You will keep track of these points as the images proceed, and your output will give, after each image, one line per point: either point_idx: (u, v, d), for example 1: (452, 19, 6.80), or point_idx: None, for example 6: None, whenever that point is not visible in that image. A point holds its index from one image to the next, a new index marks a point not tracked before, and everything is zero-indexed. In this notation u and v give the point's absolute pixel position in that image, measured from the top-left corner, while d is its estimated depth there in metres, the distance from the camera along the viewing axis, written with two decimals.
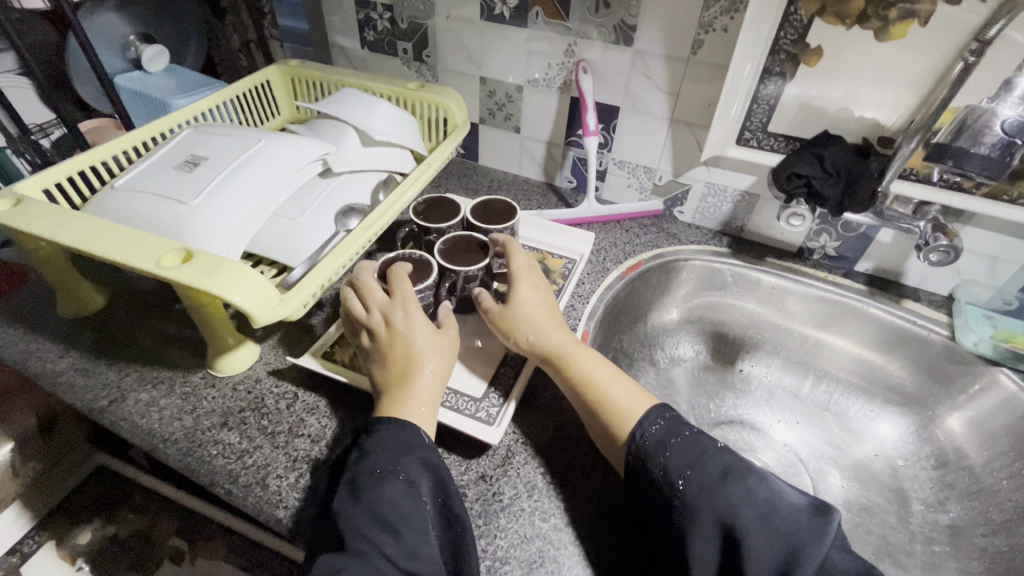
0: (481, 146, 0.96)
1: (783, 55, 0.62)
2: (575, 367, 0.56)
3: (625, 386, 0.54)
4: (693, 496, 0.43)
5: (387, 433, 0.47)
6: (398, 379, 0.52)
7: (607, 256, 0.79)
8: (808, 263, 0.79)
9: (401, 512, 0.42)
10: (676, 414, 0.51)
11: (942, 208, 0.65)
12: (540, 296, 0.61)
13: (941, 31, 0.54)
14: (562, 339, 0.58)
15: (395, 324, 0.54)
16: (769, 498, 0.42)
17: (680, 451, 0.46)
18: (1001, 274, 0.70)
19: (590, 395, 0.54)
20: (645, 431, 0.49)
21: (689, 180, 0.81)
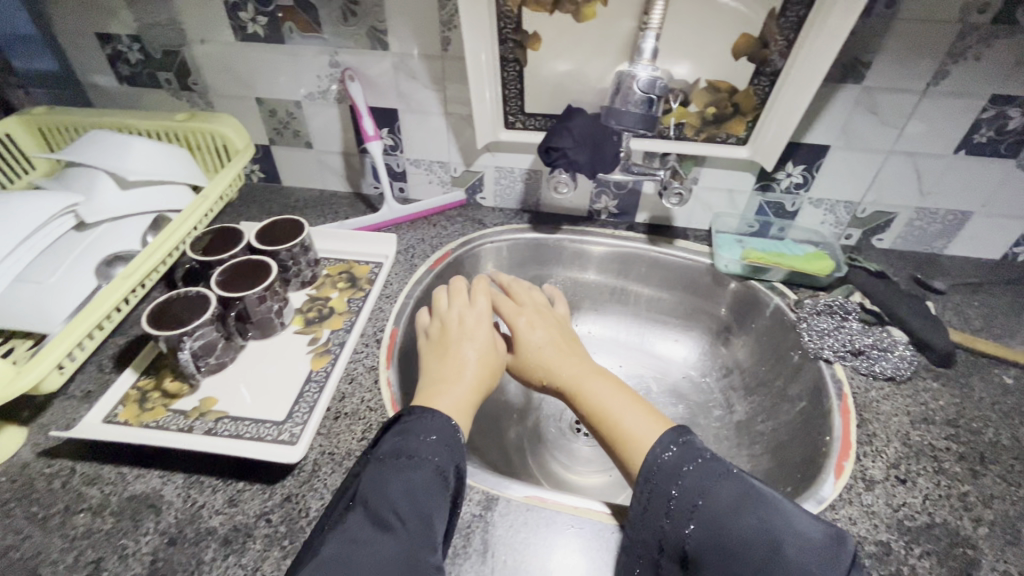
0: (280, 167, 0.94)
1: (511, 43, 0.68)
2: (590, 398, 0.58)
3: (639, 414, 0.55)
4: (702, 532, 0.43)
5: (420, 423, 0.50)
6: (441, 378, 0.58)
7: (415, 253, 0.81)
8: (598, 224, 0.87)
9: (414, 492, 0.45)
10: (688, 434, 0.50)
11: (678, 157, 0.76)
12: (546, 329, 0.66)
13: (623, 7, 0.63)
14: (577, 370, 0.61)
15: (449, 334, 0.62)
16: (776, 526, 0.42)
17: (694, 479, 0.46)
18: (740, 203, 0.82)
19: (606, 428, 0.55)
20: (658, 457, 0.48)
21: (479, 167, 0.86)
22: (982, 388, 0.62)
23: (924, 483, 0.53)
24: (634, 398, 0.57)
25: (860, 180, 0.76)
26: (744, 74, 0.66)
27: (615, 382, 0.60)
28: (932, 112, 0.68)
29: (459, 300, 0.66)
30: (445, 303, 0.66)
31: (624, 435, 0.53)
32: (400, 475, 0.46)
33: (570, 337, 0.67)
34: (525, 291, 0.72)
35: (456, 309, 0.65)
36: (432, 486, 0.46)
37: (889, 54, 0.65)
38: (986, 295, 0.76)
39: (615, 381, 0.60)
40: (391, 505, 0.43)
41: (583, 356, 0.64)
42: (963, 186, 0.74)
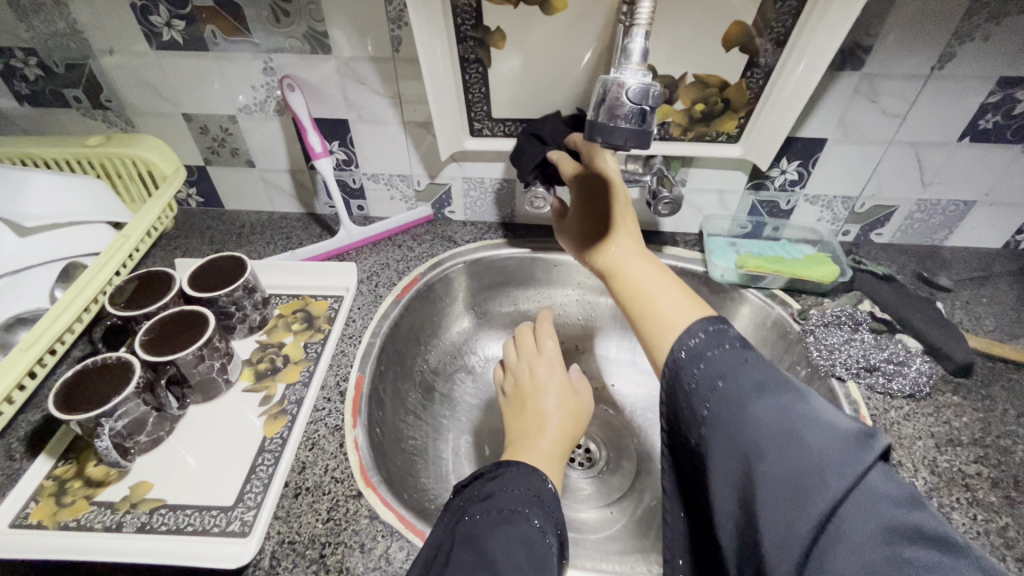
0: (220, 189, 0.83)
1: (471, 42, 0.59)
2: (628, 278, 0.54)
3: (678, 300, 0.49)
4: (713, 418, 0.37)
5: (502, 476, 0.48)
6: (522, 425, 0.58)
7: (379, 281, 0.73)
8: None
9: (514, 544, 0.41)
10: (721, 322, 0.43)
11: (664, 159, 0.68)
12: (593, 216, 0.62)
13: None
14: (621, 258, 0.56)
15: (523, 381, 0.63)
16: (797, 415, 0.33)
17: (719, 361, 0.39)
18: (731, 204, 0.76)
19: (639, 308, 0.51)
20: (683, 344, 0.42)
21: (445, 179, 0.78)
22: (1004, 399, 0.57)
23: (960, 518, 0.48)
24: (675, 284, 0.51)
25: (859, 173, 0.70)
26: (735, 67, 0.59)
27: (671, 279, 0.52)
28: (937, 98, 0.62)
29: (529, 350, 0.67)
30: (516, 353, 0.67)
31: (656, 317, 0.48)
32: (497, 527, 0.43)
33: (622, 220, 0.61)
34: None
35: (522, 361, 0.65)
36: (532, 542, 0.42)
37: (891, 37, 0.58)
38: (992, 289, 0.72)
39: (666, 274, 0.53)
40: (489, 561, 0.39)
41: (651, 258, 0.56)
42: (965, 175, 0.69)
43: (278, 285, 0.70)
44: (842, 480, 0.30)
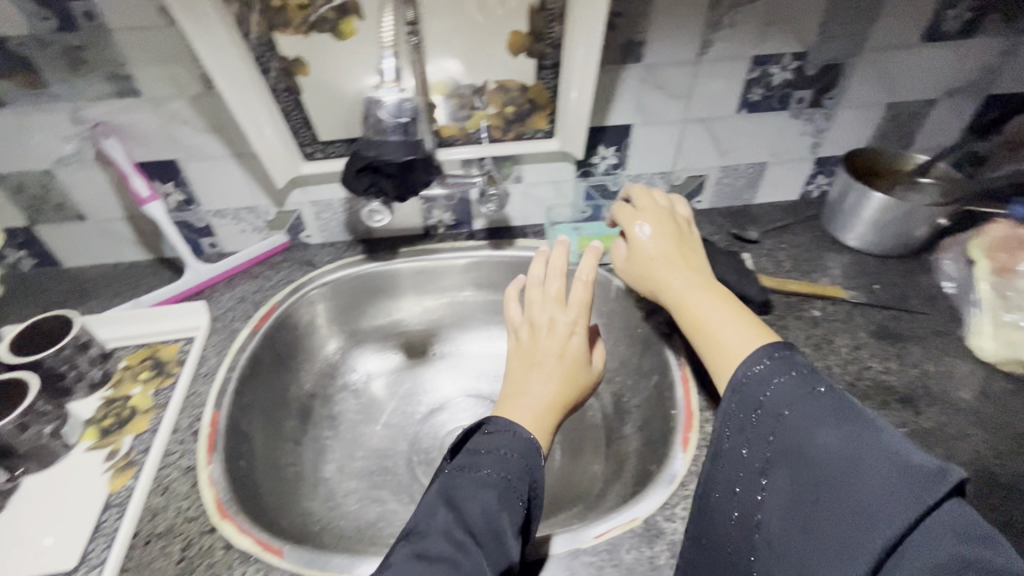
0: (54, 248, 0.79)
1: (276, 72, 0.61)
2: (687, 308, 0.54)
3: (744, 326, 0.50)
4: (788, 444, 0.40)
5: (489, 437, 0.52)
6: (537, 371, 0.58)
7: (235, 315, 0.72)
8: (435, 240, 0.84)
9: (489, 508, 0.45)
10: (788, 350, 0.45)
11: (492, 159, 0.75)
12: (657, 234, 0.60)
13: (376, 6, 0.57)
14: (677, 284, 0.56)
15: (526, 339, 0.60)
16: (875, 446, 0.36)
17: (784, 391, 0.42)
18: (568, 192, 0.83)
19: (701, 337, 0.52)
20: (747, 372, 0.44)
21: (293, 206, 0.79)
22: (797, 328, 0.67)
23: None
24: (738, 311, 0.52)
25: (667, 151, 0.79)
26: (528, 70, 0.65)
27: (739, 304, 0.53)
28: (709, 79, 0.72)
29: (551, 297, 0.61)
30: (534, 295, 0.62)
31: (719, 347, 0.49)
32: (476, 484, 0.47)
33: (678, 245, 0.60)
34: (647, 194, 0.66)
35: (536, 315, 0.61)
36: (507, 504, 0.46)
37: (657, 32, 0.67)
38: (791, 235, 0.83)
39: (727, 297, 0.54)
40: (461, 516, 0.44)
41: (700, 265, 0.58)
42: (752, 141, 0.80)
43: (121, 339, 0.68)
44: (910, 511, 0.33)
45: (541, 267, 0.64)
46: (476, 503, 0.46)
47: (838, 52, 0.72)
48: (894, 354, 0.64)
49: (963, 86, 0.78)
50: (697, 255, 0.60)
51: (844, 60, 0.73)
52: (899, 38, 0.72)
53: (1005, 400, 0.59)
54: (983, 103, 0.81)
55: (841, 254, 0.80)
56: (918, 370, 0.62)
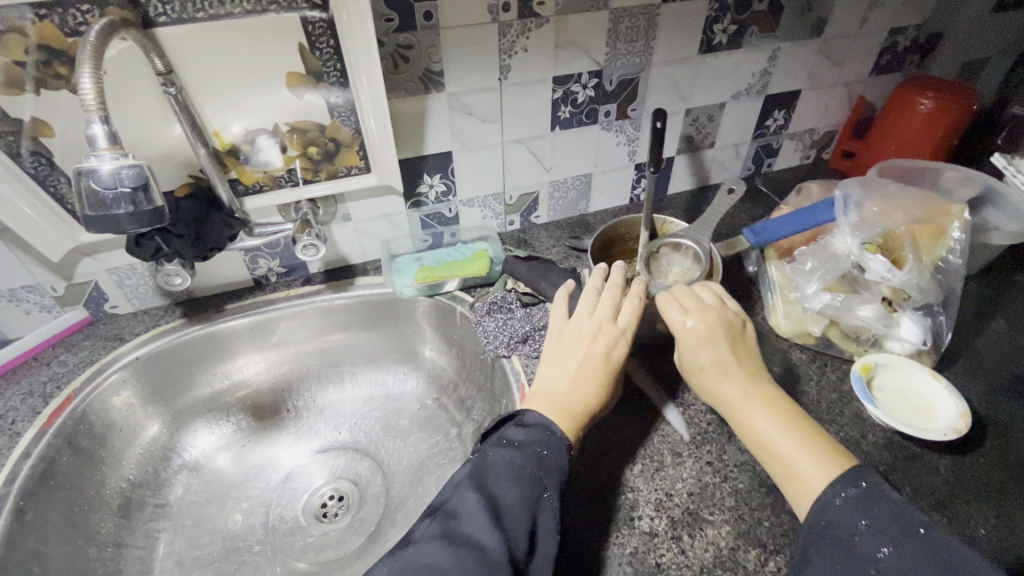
0: None
1: (12, 137, 0.53)
2: (754, 432, 0.50)
3: (815, 455, 0.46)
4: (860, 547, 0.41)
5: (520, 428, 0.51)
6: (572, 372, 0.56)
7: (18, 415, 0.62)
8: (268, 290, 0.79)
9: (518, 503, 0.46)
10: (871, 480, 0.44)
11: (309, 201, 0.71)
12: (711, 347, 0.54)
13: (128, 62, 0.52)
14: (735, 395, 0.52)
15: (580, 334, 0.58)
16: (957, 561, 0.38)
17: (884, 532, 0.41)
18: (404, 224, 0.81)
19: (772, 466, 0.49)
20: (836, 500, 0.43)
21: (85, 276, 0.69)
22: None
23: (593, 444, 0.58)
24: (806, 435, 0.48)
25: (493, 173, 0.80)
26: (319, 108, 0.63)
27: (801, 412, 0.51)
28: (514, 102, 0.74)
29: (597, 306, 0.59)
30: (588, 299, 0.60)
31: (795, 480, 0.46)
32: (508, 472, 0.48)
33: (733, 342, 0.54)
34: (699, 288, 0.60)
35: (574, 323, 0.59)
36: (534, 504, 0.47)
37: (452, 61, 0.67)
38: None
39: (792, 415, 0.50)
40: (500, 499, 0.46)
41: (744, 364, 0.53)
42: (573, 155, 0.84)
43: None
44: None
45: (597, 281, 0.62)
46: (507, 499, 0.46)
47: (630, 68, 0.77)
48: None
49: (744, 90, 0.87)
50: (749, 353, 0.55)
51: (637, 75, 0.78)
52: (680, 51, 0.78)
53: (801, 369, 0.66)
54: (764, 103, 0.91)
55: None
56: None
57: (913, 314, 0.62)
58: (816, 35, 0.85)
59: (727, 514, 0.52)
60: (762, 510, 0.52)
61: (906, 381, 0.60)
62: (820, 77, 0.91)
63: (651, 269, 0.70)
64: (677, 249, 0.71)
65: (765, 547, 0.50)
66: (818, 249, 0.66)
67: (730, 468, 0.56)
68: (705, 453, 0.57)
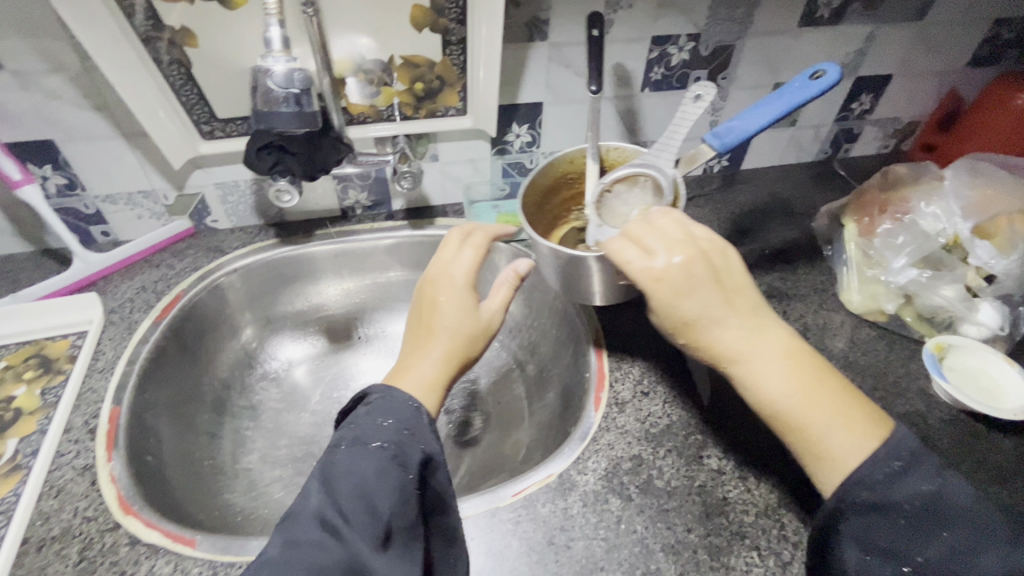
0: None
1: (161, 43, 0.57)
2: (765, 397, 0.44)
3: (843, 427, 0.42)
4: (901, 525, 0.39)
5: (389, 407, 0.45)
6: (432, 341, 0.50)
7: (135, 306, 0.68)
8: (353, 222, 0.83)
9: (372, 484, 0.39)
10: (920, 455, 0.40)
11: (406, 137, 0.74)
12: (700, 289, 0.45)
13: None
14: (741, 346, 0.45)
15: (433, 302, 0.51)
16: (980, 522, 0.38)
17: (927, 512, 0.39)
18: (485, 171, 0.84)
19: (795, 438, 0.44)
20: (880, 475, 0.40)
21: (194, 189, 0.74)
22: None
23: (664, 387, 0.61)
24: (824, 395, 0.44)
25: (578, 129, 0.82)
26: (433, 46, 0.65)
27: (809, 367, 0.45)
28: (611, 59, 0.75)
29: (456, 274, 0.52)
30: (469, 244, 0.54)
31: (825, 456, 0.42)
32: (379, 462, 0.41)
33: (716, 284, 0.46)
34: (649, 220, 0.48)
35: (463, 267, 0.53)
36: (389, 478, 0.40)
37: (560, 9, 0.68)
38: (695, 207, 0.88)
39: (809, 370, 0.45)
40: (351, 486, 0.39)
41: (741, 315, 0.46)
42: (656, 119, 0.85)
43: None
44: None
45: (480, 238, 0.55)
46: (374, 502, 0.38)
47: (727, 34, 0.77)
48: (780, 311, 0.71)
49: (835, 69, 0.86)
50: (745, 292, 0.47)
51: (732, 42, 0.79)
52: (780, 23, 0.78)
53: (870, 345, 0.67)
54: (853, 85, 0.90)
55: (740, 222, 0.86)
56: (800, 324, 0.70)
57: (995, 301, 0.64)
58: (918, 18, 0.83)
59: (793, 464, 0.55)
60: None
61: (978, 364, 0.61)
62: (915, 63, 0.89)
63: (603, 216, 0.56)
64: (634, 181, 0.56)
65: None
66: (906, 228, 0.68)
67: None
68: None
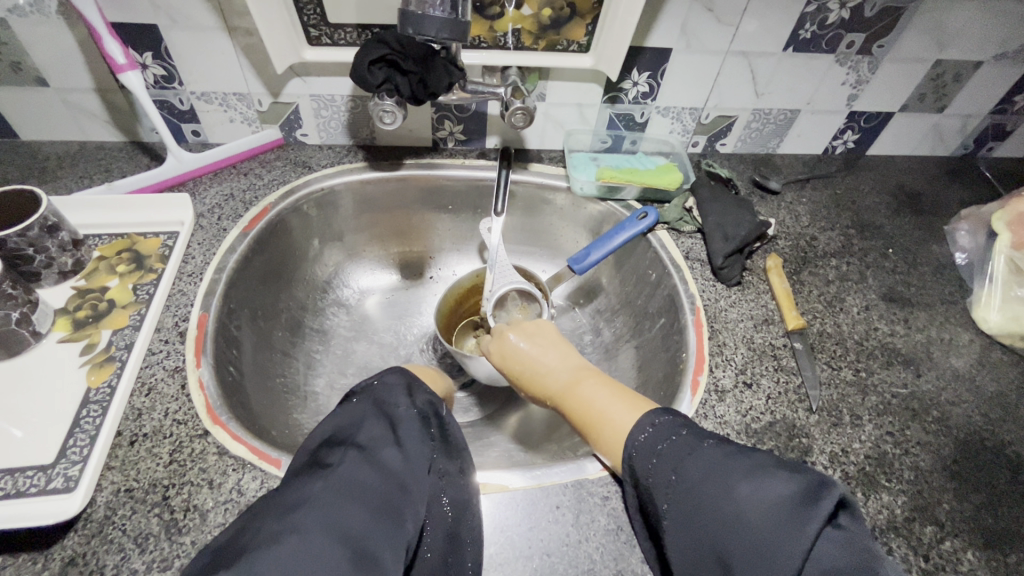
0: (7, 114, 0.68)
1: None
2: (577, 400, 0.50)
3: (625, 406, 0.47)
4: (675, 527, 0.38)
5: (390, 386, 0.45)
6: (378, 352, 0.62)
7: (223, 213, 0.66)
8: (444, 154, 0.77)
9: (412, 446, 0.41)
10: (672, 415, 0.44)
11: (519, 70, 0.67)
12: (528, 340, 0.55)
13: None
14: (562, 380, 0.52)
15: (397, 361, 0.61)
16: (742, 467, 0.37)
17: (688, 464, 0.39)
18: (590, 119, 0.77)
19: (593, 430, 0.47)
20: (635, 442, 0.43)
21: (290, 97, 0.70)
22: (807, 284, 0.66)
23: (769, 383, 0.56)
24: (626, 391, 0.49)
25: (702, 84, 0.74)
26: None
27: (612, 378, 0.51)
28: (762, 8, 0.66)
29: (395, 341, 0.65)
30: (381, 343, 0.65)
31: (606, 428, 0.46)
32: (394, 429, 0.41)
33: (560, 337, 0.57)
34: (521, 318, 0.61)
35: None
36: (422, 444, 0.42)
37: None
38: (811, 189, 0.80)
39: (601, 385, 0.50)
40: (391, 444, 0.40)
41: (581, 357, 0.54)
42: (791, 85, 0.75)
43: (80, 222, 0.62)
44: (794, 559, 0.32)
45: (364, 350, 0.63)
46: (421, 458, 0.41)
47: None
48: (902, 318, 0.64)
49: (1014, 51, 0.74)
50: (564, 348, 0.55)
51: (905, 5, 0.68)
52: None
53: (1001, 372, 0.60)
54: None
55: (862, 213, 0.77)
56: (923, 336, 0.63)
57: None
58: None
59: (904, 486, 0.50)
60: (944, 493, 0.50)
61: None
62: None
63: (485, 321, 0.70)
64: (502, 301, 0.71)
65: (942, 527, 0.48)
66: None
67: (911, 444, 0.53)
68: (886, 423, 0.54)
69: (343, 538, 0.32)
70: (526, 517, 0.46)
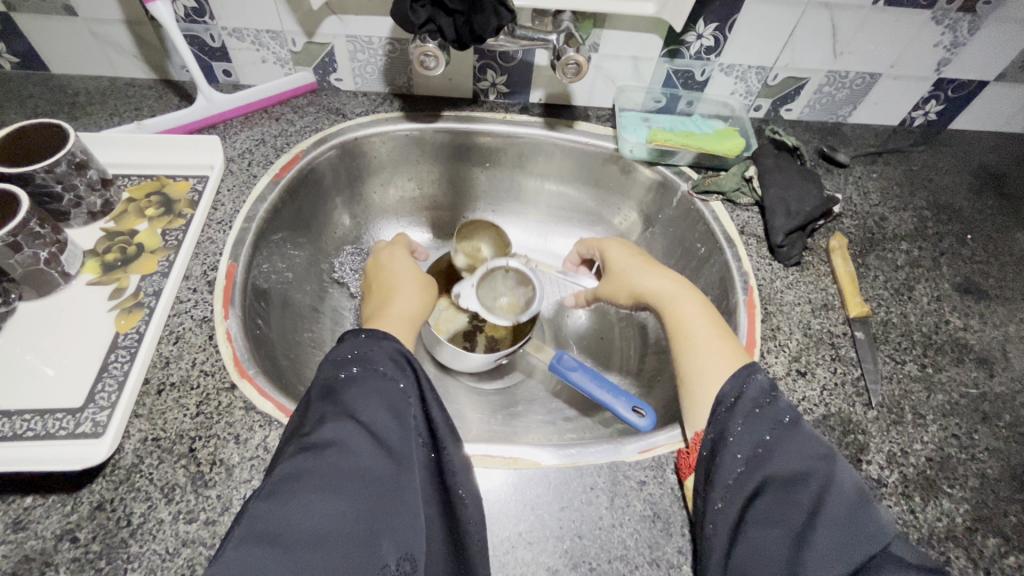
0: (36, 44, 0.66)
1: None
2: (677, 315, 0.52)
3: (722, 345, 0.47)
4: (744, 488, 0.38)
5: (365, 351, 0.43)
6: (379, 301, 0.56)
7: (253, 159, 0.63)
8: (484, 107, 0.72)
9: (389, 416, 0.38)
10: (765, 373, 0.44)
11: (573, 15, 0.61)
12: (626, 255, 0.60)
13: None
14: (667, 286, 0.54)
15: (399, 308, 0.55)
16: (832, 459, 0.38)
17: (782, 440, 0.39)
18: (645, 74, 0.71)
19: (685, 348, 0.49)
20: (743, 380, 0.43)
21: (324, 37, 0.66)
22: (873, 268, 0.61)
23: (824, 373, 0.52)
24: (725, 328, 0.50)
25: (774, 40, 0.67)
26: None
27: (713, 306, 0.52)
28: None
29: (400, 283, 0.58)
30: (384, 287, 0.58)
31: (701, 355, 0.47)
32: (363, 392, 0.39)
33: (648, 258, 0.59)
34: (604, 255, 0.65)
35: (406, 300, 0.55)
36: (398, 410, 0.39)
37: None
38: (884, 164, 0.72)
39: (709, 309, 0.51)
40: (364, 414, 0.38)
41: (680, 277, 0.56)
42: (875, 45, 0.67)
43: (110, 162, 0.60)
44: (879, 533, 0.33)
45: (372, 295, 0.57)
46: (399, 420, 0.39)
47: None
48: (977, 312, 0.59)
49: None
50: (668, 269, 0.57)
51: None
52: None
53: None
54: None
55: (940, 193, 0.70)
56: (999, 333, 0.57)
57: None
58: None
59: (967, 493, 0.46)
60: (1010, 502, 0.46)
61: None
62: None
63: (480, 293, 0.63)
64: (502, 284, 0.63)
65: (1007, 539, 0.44)
66: None
67: (979, 449, 0.49)
68: (952, 425, 0.50)
69: (333, 522, 0.32)
70: (557, 496, 0.44)
